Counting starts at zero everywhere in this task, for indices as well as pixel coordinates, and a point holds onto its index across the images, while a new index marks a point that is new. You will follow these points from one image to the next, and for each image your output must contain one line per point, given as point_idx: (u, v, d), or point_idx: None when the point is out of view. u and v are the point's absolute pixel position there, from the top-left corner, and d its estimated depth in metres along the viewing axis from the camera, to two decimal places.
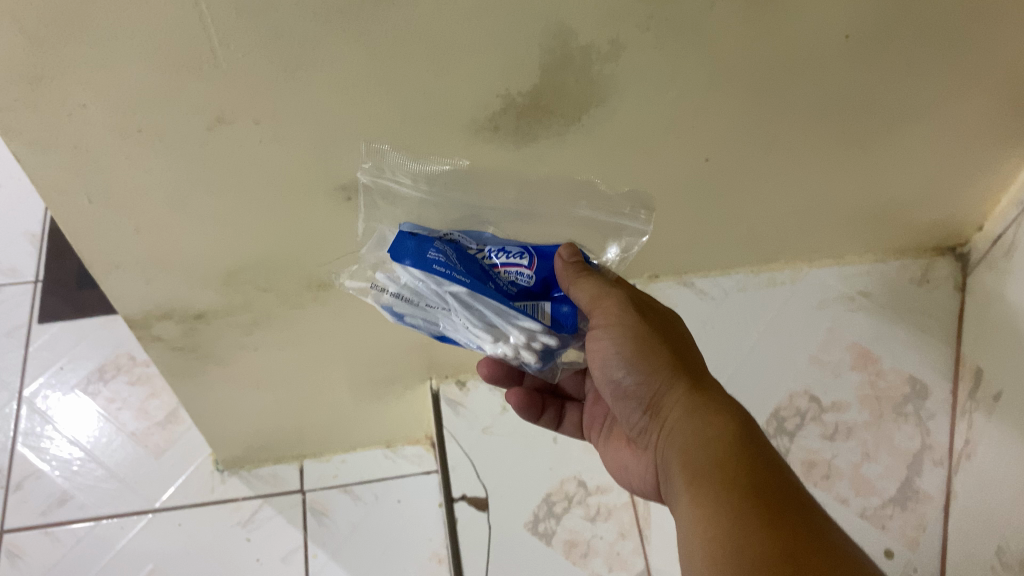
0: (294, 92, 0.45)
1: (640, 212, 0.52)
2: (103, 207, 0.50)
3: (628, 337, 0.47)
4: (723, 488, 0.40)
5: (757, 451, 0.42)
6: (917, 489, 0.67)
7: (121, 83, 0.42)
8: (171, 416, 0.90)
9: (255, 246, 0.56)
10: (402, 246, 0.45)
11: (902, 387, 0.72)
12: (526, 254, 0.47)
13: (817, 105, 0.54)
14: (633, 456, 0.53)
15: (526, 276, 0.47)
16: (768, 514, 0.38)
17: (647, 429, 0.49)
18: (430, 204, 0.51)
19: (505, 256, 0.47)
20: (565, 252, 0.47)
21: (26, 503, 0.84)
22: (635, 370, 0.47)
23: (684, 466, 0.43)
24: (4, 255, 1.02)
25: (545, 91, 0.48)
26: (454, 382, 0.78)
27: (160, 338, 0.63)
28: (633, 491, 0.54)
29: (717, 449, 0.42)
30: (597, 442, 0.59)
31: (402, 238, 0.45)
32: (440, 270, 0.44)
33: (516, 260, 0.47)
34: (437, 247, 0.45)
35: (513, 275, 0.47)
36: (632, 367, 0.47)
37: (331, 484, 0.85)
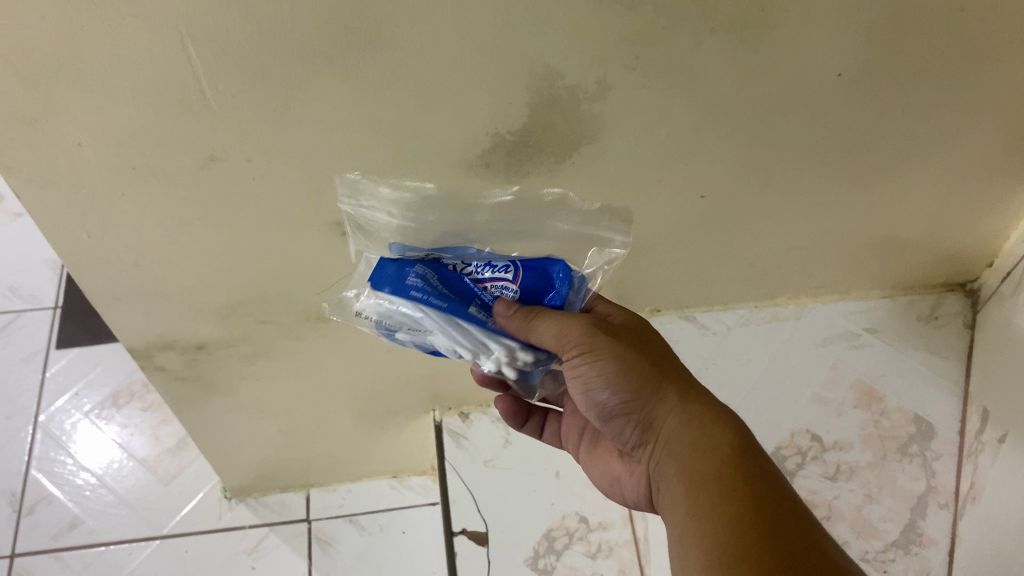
0: (286, 132, 0.45)
1: (617, 222, 0.50)
2: (100, 244, 0.50)
3: (610, 355, 0.45)
4: (723, 501, 0.39)
5: (752, 461, 0.42)
6: (919, 533, 0.66)
7: (115, 125, 0.42)
8: (181, 442, 0.91)
9: (253, 280, 0.57)
10: (383, 273, 0.44)
11: (906, 426, 0.70)
12: (511, 266, 0.47)
13: (812, 142, 0.54)
14: (624, 468, 0.52)
15: (511, 290, 0.47)
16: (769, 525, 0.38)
17: (637, 444, 0.48)
18: (412, 229, 0.49)
19: (491, 270, 0.47)
20: (501, 309, 0.46)
21: (38, 527, 0.85)
22: (617, 388, 0.46)
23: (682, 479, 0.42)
24: (25, 281, 1.04)
25: (534, 131, 0.48)
26: (457, 414, 0.78)
27: (163, 368, 0.64)
28: (624, 503, 0.53)
29: (715, 462, 0.41)
30: (580, 453, 0.58)
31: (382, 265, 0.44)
32: (418, 296, 0.43)
33: (500, 274, 0.47)
34: (417, 271, 0.44)
35: (498, 289, 0.47)
36: (616, 386, 0.46)
37: (336, 514, 0.85)
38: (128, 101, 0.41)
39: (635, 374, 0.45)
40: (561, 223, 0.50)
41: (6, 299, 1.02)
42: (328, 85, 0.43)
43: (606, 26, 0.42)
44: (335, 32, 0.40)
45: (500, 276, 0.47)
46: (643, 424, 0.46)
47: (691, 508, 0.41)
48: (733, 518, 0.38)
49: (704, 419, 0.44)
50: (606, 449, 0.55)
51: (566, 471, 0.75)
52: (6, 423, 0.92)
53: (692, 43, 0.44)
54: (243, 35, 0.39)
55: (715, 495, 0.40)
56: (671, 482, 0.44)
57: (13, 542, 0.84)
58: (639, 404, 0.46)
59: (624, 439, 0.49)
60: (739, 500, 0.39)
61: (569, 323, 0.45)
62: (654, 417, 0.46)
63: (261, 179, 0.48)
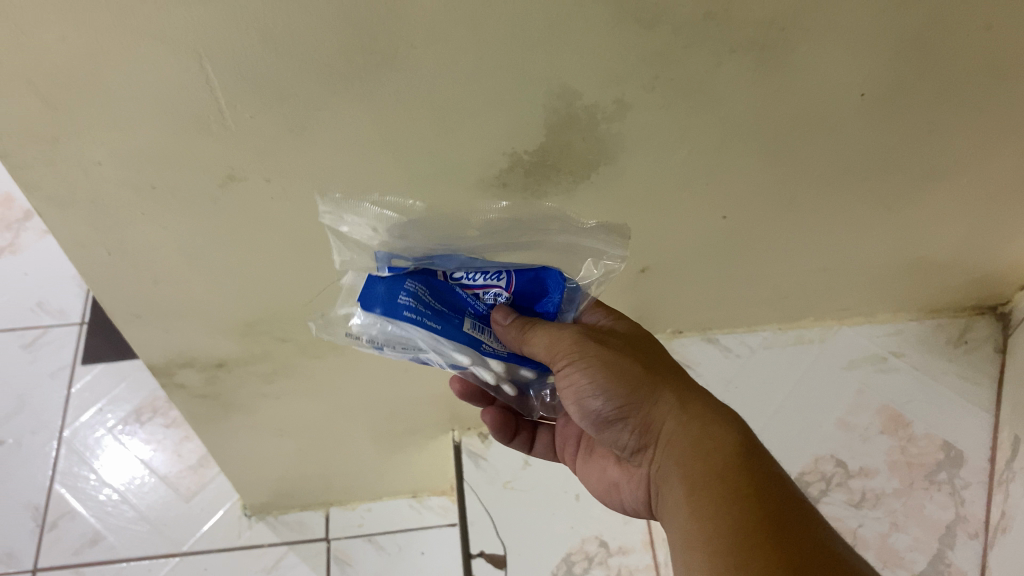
0: (303, 153, 0.45)
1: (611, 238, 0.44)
2: (121, 262, 0.51)
3: (604, 362, 0.44)
4: (731, 502, 0.38)
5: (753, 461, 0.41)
6: (947, 563, 0.64)
7: (134, 144, 0.43)
8: (202, 459, 0.91)
9: (272, 299, 0.57)
10: (372, 292, 0.41)
11: (934, 453, 0.69)
12: (504, 273, 0.43)
13: (836, 162, 0.53)
14: (620, 474, 0.51)
15: (504, 297, 0.44)
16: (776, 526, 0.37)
17: (632, 451, 0.46)
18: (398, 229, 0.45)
19: (483, 276, 0.43)
20: (499, 318, 0.43)
21: (59, 542, 0.85)
22: (613, 395, 0.44)
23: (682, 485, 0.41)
24: (52, 297, 1.05)
25: (551, 150, 0.48)
26: (477, 434, 0.78)
27: (183, 386, 0.65)
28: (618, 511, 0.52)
29: (718, 462, 0.40)
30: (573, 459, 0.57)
31: (372, 283, 0.41)
32: (412, 317, 0.40)
33: (493, 283, 0.43)
34: (407, 288, 0.41)
35: (490, 296, 0.44)
36: (610, 393, 0.44)
37: (354, 534, 0.85)
38: (147, 122, 0.41)
39: (629, 379, 0.44)
40: (555, 234, 0.43)
41: (33, 314, 1.03)
42: (345, 106, 0.43)
43: (624, 46, 0.42)
44: (351, 53, 0.40)
45: (490, 284, 0.43)
46: (639, 429, 0.45)
47: (697, 510, 0.39)
48: (743, 517, 0.37)
49: (703, 419, 0.43)
50: (601, 456, 0.53)
51: (586, 493, 0.74)
52: (32, 437, 0.93)
53: (711, 63, 0.44)
54: (259, 57, 0.39)
55: (722, 495, 0.39)
56: (670, 486, 0.43)
57: (35, 556, 0.85)
58: (636, 409, 0.44)
59: (620, 446, 0.47)
60: (745, 500, 0.38)
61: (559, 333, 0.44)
62: (650, 420, 0.44)
63: (279, 199, 0.48)
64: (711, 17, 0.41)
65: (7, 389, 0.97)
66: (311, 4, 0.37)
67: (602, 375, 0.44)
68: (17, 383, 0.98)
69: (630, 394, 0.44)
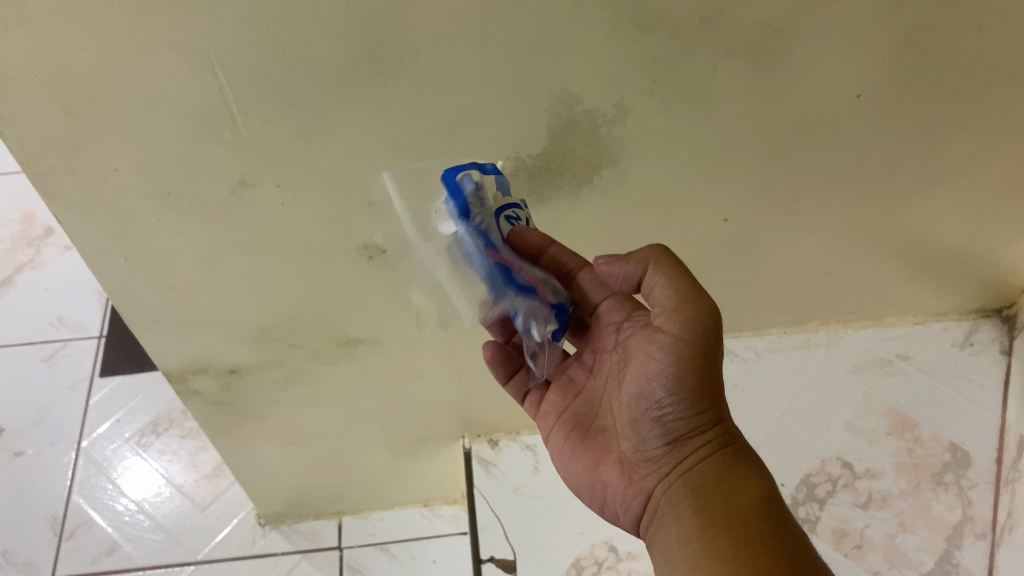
0: (312, 158, 0.47)
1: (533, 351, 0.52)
2: (138, 267, 0.52)
3: (694, 351, 0.43)
4: (758, 555, 0.38)
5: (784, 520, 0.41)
6: (955, 563, 0.65)
7: (151, 151, 0.44)
8: (217, 469, 0.92)
9: (285, 305, 0.58)
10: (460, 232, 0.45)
11: (941, 454, 0.69)
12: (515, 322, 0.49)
13: (835, 164, 0.54)
14: (617, 475, 0.48)
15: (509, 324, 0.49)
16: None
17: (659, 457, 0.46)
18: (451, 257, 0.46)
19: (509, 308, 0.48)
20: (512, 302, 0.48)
21: (77, 551, 0.86)
22: (676, 389, 0.43)
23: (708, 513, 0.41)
24: (71, 311, 1.05)
25: (554, 154, 0.49)
26: (487, 442, 0.79)
27: (198, 392, 0.66)
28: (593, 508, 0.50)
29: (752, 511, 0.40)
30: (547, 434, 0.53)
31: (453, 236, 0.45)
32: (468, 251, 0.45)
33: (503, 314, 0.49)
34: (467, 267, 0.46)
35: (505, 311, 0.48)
36: (674, 385, 0.43)
37: (367, 543, 0.86)
38: (163, 128, 0.43)
39: (691, 386, 0.44)
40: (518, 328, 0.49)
41: (53, 329, 1.04)
42: (353, 112, 0.44)
43: (622, 50, 0.43)
44: (357, 60, 0.41)
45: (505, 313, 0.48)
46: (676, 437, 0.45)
47: (718, 548, 0.39)
48: (771, 569, 0.37)
49: (744, 471, 0.43)
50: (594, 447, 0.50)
51: None
52: (51, 448, 0.94)
53: (708, 66, 0.45)
54: (270, 64, 0.41)
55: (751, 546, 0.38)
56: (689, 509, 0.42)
57: (53, 564, 0.86)
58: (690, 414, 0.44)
59: (644, 442, 0.46)
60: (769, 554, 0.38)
61: (685, 293, 0.43)
62: (690, 440, 0.44)
63: (290, 205, 0.50)
64: (707, 21, 0.42)
65: (26, 402, 0.98)
66: (318, 10, 0.39)
67: (673, 364, 0.44)
68: (36, 395, 0.98)
69: (693, 398, 0.43)
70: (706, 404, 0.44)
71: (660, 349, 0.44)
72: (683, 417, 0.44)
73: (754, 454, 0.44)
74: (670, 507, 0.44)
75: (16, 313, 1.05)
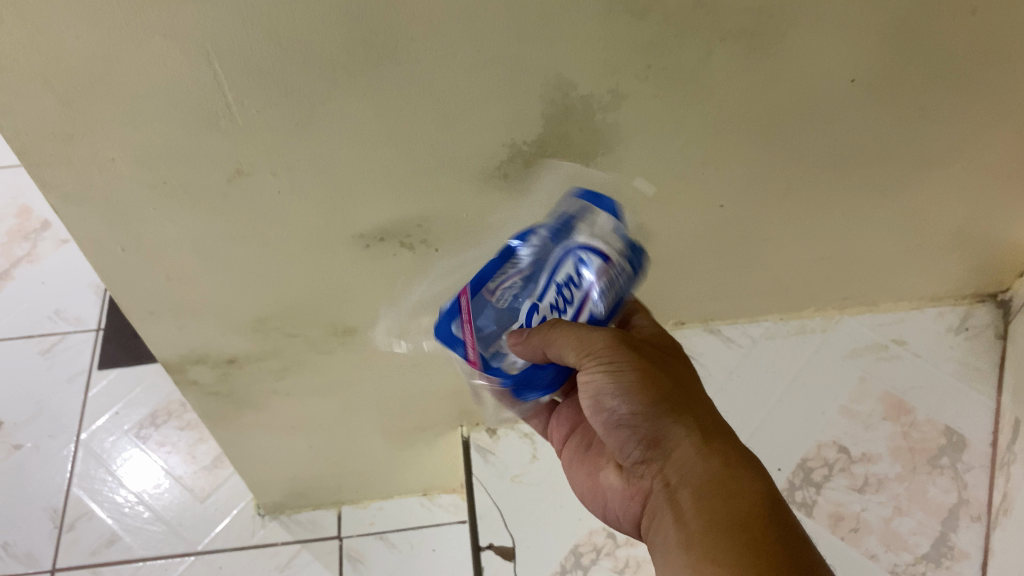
0: (308, 146, 0.47)
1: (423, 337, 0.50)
2: (136, 256, 0.52)
3: (628, 368, 0.44)
4: (746, 556, 0.38)
5: (772, 509, 0.41)
6: (951, 546, 0.65)
7: (147, 140, 0.44)
8: (217, 460, 0.92)
9: (282, 295, 0.58)
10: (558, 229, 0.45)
11: (936, 438, 0.69)
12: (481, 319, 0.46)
13: (830, 149, 0.54)
14: (617, 481, 0.50)
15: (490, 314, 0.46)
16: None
17: (643, 463, 0.47)
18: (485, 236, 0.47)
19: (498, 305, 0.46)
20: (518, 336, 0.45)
21: (78, 543, 0.87)
22: (632, 402, 0.45)
23: (695, 516, 0.41)
24: (69, 304, 1.04)
25: (549, 141, 0.49)
26: (485, 430, 0.78)
27: (197, 382, 0.66)
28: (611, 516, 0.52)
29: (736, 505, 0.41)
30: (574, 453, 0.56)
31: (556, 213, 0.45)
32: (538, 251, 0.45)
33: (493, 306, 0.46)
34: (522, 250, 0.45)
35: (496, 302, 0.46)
36: (630, 398, 0.44)
37: (366, 532, 0.86)
38: (159, 117, 0.43)
39: (657, 397, 0.45)
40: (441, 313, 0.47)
41: (51, 322, 1.02)
42: (349, 100, 0.44)
43: (617, 36, 0.43)
44: (353, 48, 0.41)
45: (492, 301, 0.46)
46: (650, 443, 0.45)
47: (713, 559, 0.39)
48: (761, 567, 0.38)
49: (724, 456, 0.43)
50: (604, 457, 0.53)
51: None
52: (50, 441, 0.94)
53: (703, 51, 0.45)
54: (265, 52, 0.41)
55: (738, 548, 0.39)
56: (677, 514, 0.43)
57: (54, 556, 0.86)
58: (662, 425, 0.45)
59: (626, 453, 0.48)
60: (761, 554, 0.38)
61: (594, 334, 0.44)
62: (665, 439, 0.45)
63: (287, 193, 0.50)
64: (701, 7, 0.42)
65: (24, 395, 0.97)
66: None
67: (626, 385, 0.44)
68: (35, 389, 0.98)
69: (652, 405, 0.44)
70: (665, 404, 0.45)
71: (613, 373, 0.44)
72: (648, 424, 0.45)
73: (733, 439, 0.45)
74: (665, 510, 0.44)
75: (14, 307, 1.04)
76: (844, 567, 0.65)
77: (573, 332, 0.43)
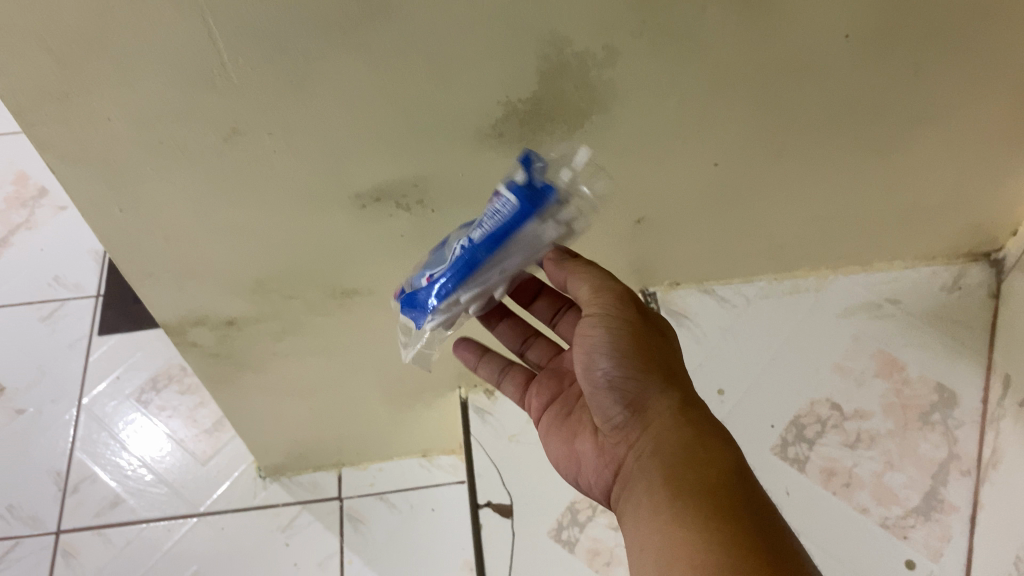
0: (304, 105, 0.47)
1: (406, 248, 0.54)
2: (134, 217, 0.52)
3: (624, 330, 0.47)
4: (715, 519, 0.40)
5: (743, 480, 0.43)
6: (941, 499, 0.66)
7: (143, 99, 0.44)
8: (218, 424, 0.93)
9: (280, 256, 0.59)
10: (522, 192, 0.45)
11: (928, 395, 0.70)
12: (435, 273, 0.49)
13: (825, 105, 0.54)
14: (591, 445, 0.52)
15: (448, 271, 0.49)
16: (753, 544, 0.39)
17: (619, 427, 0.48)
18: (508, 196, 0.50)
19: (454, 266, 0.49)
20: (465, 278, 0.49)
21: (82, 505, 0.88)
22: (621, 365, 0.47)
23: (667, 479, 0.44)
24: (69, 271, 1.04)
25: (544, 98, 0.49)
26: (483, 391, 0.79)
27: (197, 344, 0.66)
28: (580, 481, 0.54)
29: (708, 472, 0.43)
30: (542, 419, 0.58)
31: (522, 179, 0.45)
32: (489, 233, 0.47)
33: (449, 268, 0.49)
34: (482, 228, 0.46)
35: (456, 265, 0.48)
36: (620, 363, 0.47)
37: (366, 493, 0.87)
38: (155, 75, 0.43)
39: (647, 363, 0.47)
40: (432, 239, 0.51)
41: (50, 289, 1.03)
42: (344, 57, 0.44)
43: None
44: (347, 3, 0.41)
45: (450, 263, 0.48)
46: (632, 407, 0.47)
47: (682, 517, 0.41)
48: (727, 528, 0.40)
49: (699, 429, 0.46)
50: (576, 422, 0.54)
51: None
52: (52, 406, 0.94)
53: (697, 7, 0.45)
54: (259, 8, 0.41)
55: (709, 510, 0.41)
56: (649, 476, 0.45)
57: (59, 518, 0.87)
58: (648, 394, 0.47)
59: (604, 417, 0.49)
60: (728, 517, 0.40)
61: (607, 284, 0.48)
62: (646, 404, 0.47)
63: (283, 152, 0.50)
64: None
65: (26, 361, 0.98)
66: None
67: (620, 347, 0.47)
68: (36, 354, 0.98)
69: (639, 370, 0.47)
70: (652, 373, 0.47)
71: (613, 332, 0.47)
72: (632, 390, 0.47)
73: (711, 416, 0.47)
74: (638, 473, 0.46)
75: (13, 274, 1.04)
76: (835, 520, 0.66)
77: (590, 275, 0.48)
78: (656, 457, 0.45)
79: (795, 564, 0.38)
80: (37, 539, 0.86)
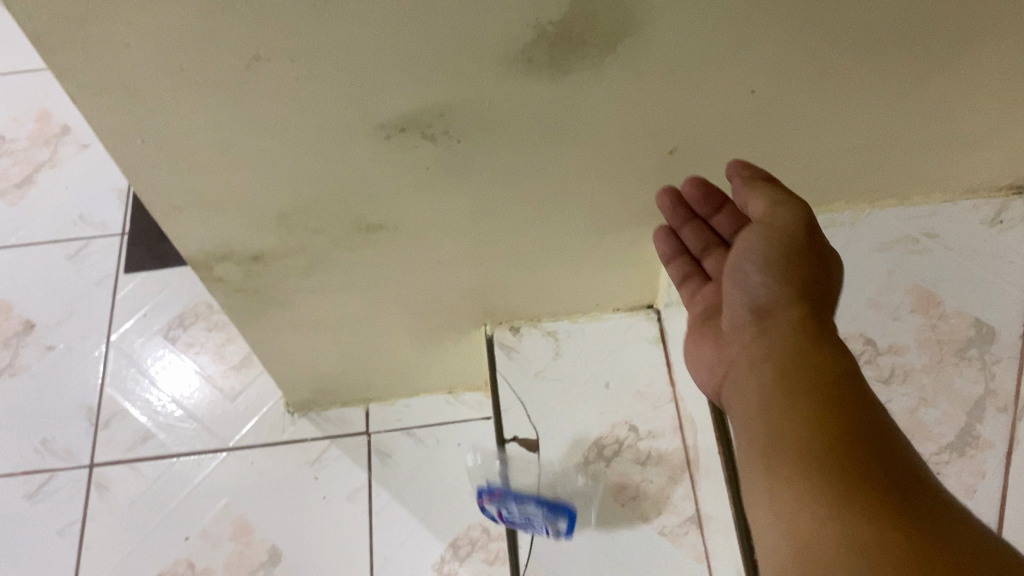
0: (326, 29, 0.45)
1: None
2: (156, 147, 0.52)
3: (778, 241, 0.49)
4: (822, 448, 0.42)
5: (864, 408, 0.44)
6: (976, 436, 0.57)
7: (161, 23, 0.43)
8: (245, 360, 0.93)
9: (304, 189, 0.58)
10: None
11: (964, 330, 0.61)
12: None
13: (874, 24, 0.50)
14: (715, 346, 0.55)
15: None
16: (856, 483, 0.40)
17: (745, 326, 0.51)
18: None
19: None
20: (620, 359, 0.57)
21: (114, 439, 0.89)
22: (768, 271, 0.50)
23: (777, 394, 0.46)
24: (93, 208, 1.04)
25: (575, 20, 0.47)
26: (509, 329, 0.78)
27: (223, 279, 0.67)
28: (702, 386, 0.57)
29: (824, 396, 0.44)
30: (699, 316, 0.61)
31: None
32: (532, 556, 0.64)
33: None
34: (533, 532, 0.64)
35: None
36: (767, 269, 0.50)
37: (394, 428, 0.88)
38: None
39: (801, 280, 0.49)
40: None
41: (75, 226, 1.02)
42: None
43: None
44: None
45: None
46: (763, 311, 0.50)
47: (795, 440, 0.43)
48: (830, 461, 0.41)
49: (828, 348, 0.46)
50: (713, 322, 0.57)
51: (616, 381, 0.75)
52: (81, 342, 0.95)
53: None
54: None
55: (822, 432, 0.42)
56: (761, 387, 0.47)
57: (92, 452, 0.88)
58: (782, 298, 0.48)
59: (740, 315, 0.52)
60: (830, 441, 0.42)
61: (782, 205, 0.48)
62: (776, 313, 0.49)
63: (306, 80, 0.48)
64: None
65: (54, 297, 0.98)
66: None
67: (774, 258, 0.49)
68: (63, 291, 0.98)
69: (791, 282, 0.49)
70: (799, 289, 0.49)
71: (771, 245, 0.49)
72: (771, 297, 0.49)
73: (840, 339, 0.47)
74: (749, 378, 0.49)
75: (38, 212, 1.04)
76: None
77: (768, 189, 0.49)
78: (769, 364, 0.47)
79: (907, 499, 0.39)
80: (71, 473, 0.88)
